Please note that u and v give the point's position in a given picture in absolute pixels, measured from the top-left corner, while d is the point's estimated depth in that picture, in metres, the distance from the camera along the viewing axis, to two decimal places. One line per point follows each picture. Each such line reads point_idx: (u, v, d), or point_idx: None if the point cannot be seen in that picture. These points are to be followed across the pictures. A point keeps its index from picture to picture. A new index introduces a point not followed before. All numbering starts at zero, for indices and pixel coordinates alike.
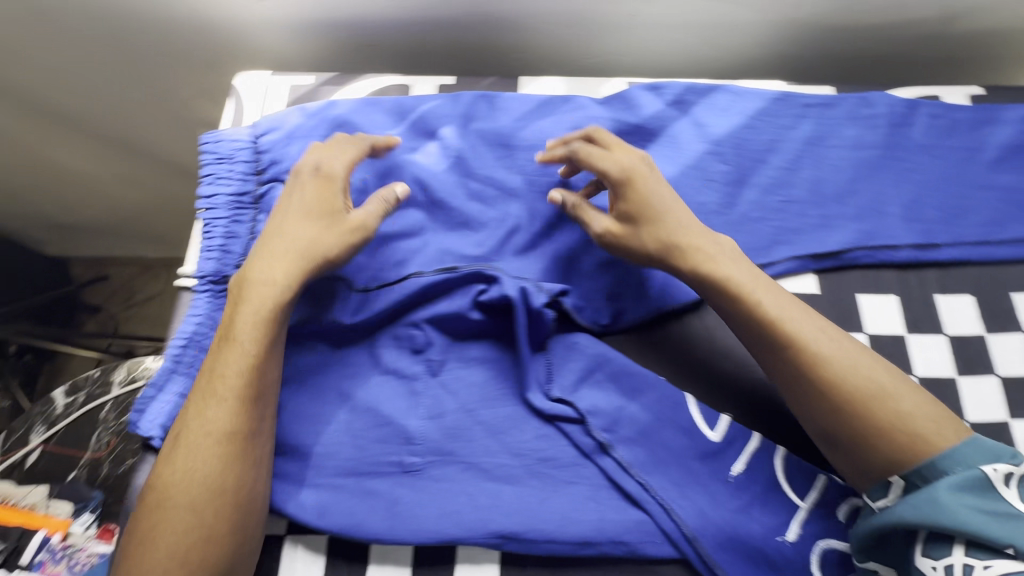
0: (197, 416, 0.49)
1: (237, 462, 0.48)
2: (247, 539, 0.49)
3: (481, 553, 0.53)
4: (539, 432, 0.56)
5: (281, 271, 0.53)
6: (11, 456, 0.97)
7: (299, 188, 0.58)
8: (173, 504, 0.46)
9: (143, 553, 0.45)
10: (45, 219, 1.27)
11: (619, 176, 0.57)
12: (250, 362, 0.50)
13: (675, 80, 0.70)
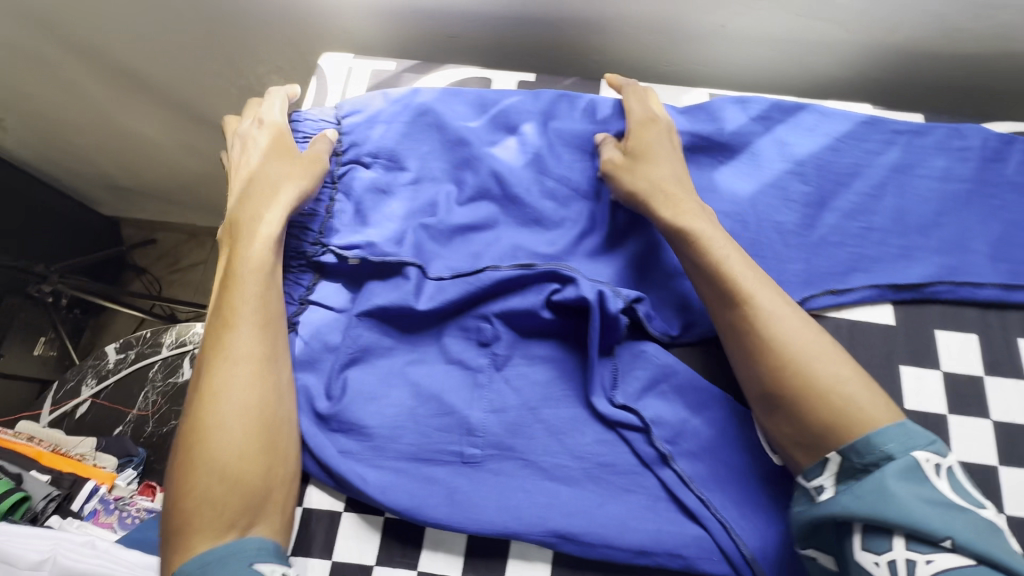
0: (215, 348, 0.52)
1: (257, 383, 0.51)
2: (280, 462, 0.51)
3: (535, 550, 0.53)
4: (600, 436, 0.56)
5: (268, 210, 0.59)
6: (62, 406, 1.01)
7: (249, 144, 0.64)
8: (206, 430, 0.49)
9: (185, 481, 0.47)
10: (103, 178, 1.30)
11: (642, 117, 0.64)
12: (256, 291, 0.55)
13: (761, 96, 0.69)
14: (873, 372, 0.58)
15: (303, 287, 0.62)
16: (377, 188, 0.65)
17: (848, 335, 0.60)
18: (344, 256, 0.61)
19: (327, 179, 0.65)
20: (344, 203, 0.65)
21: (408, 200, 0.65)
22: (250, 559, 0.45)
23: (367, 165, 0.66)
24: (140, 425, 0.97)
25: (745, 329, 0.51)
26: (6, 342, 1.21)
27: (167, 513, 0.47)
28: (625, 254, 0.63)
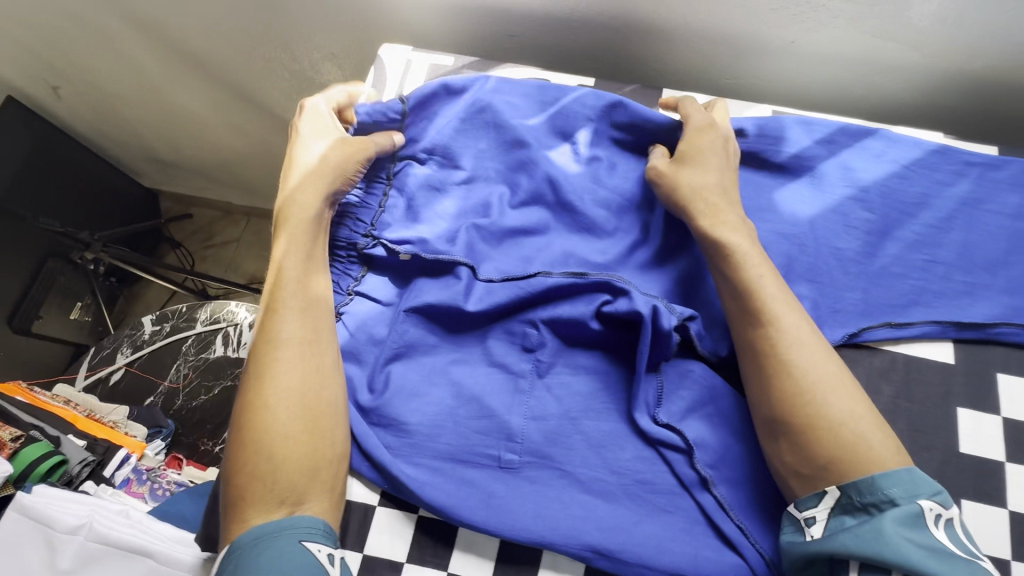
0: (263, 330, 0.54)
1: (301, 362, 0.52)
2: (327, 443, 0.51)
3: (566, 562, 0.52)
4: (639, 453, 0.55)
5: (310, 194, 0.59)
6: (98, 371, 1.03)
7: (291, 130, 0.65)
8: (255, 411, 0.50)
9: (238, 458, 0.49)
10: (148, 151, 1.32)
11: (699, 124, 0.61)
12: (299, 278, 0.56)
13: (827, 118, 0.66)
14: (927, 411, 0.56)
15: (352, 278, 0.64)
16: (431, 186, 0.65)
17: (904, 371, 0.58)
18: (395, 251, 0.62)
19: (383, 174, 0.66)
20: (397, 198, 0.65)
21: (460, 200, 0.65)
22: (301, 537, 0.46)
23: (421, 161, 0.67)
24: (170, 397, 0.99)
25: (763, 351, 0.49)
26: (46, 305, 1.22)
27: (225, 488, 0.49)
28: (677, 268, 0.61)
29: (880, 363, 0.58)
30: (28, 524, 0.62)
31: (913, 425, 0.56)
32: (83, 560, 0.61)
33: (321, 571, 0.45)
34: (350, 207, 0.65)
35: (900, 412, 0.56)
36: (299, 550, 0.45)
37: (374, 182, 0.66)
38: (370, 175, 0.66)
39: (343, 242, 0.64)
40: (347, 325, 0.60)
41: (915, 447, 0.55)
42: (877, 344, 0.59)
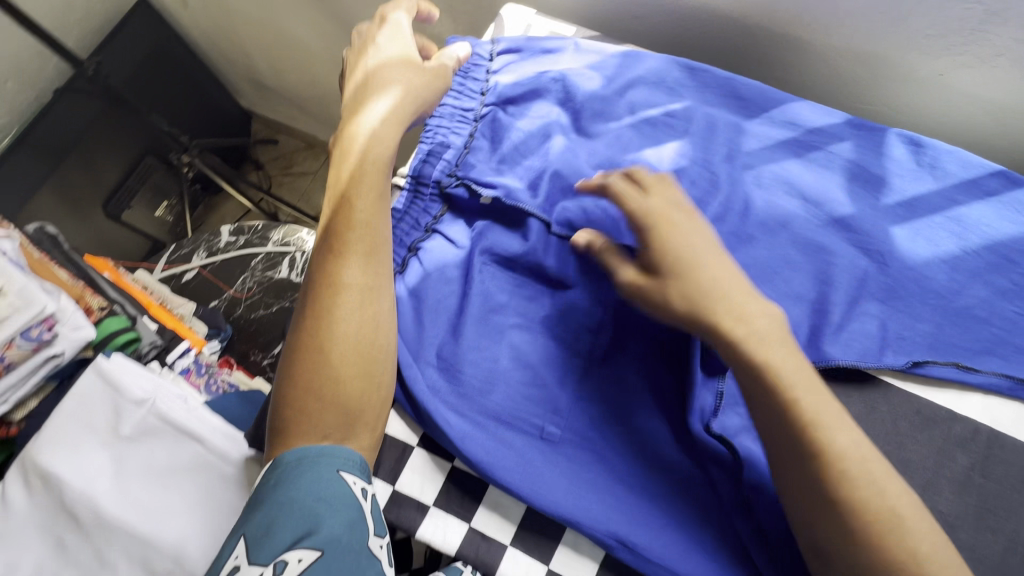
0: (325, 267, 0.53)
1: (360, 310, 0.52)
2: (374, 387, 0.52)
3: (586, 544, 0.53)
4: (682, 458, 0.53)
5: (388, 129, 0.57)
6: (175, 267, 1.10)
7: (368, 41, 0.62)
8: (310, 349, 0.51)
9: (289, 392, 0.51)
10: (251, 71, 1.37)
11: (642, 222, 0.51)
12: (368, 220, 0.55)
13: (951, 147, 0.61)
14: (1003, 492, 0.52)
15: (431, 216, 0.63)
16: (533, 135, 0.65)
17: (985, 445, 0.54)
18: (478, 194, 0.61)
19: (469, 116, 0.66)
20: (480, 141, 0.65)
21: (540, 144, 0.64)
22: (340, 466, 0.48)
23: (507, 113, 0.66)
24: (233, 305, 1.06)
25: (809, 462, 0.43)
26: (138, 197, 1.31)
27: (274, 413, 0.51)
28: (765, 279, 0.59)
29: (959, 431, 0.54)
30: (100, 385, 0.66)
31: (981, 501, 0.52)
32: (141, 430, 0.66)
33: (354, 505, 0.46)
34: (434, 143, 0.64)
35: (971, 486, 0.52)
36: (336, 479, 0.47)
37: (458, 122, 0.65)
38: (456, 115, 0.65)
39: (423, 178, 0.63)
40: (421, 263, 0.60)
41: (981, 525, 0.51)
42: (962, 409, 0.55)
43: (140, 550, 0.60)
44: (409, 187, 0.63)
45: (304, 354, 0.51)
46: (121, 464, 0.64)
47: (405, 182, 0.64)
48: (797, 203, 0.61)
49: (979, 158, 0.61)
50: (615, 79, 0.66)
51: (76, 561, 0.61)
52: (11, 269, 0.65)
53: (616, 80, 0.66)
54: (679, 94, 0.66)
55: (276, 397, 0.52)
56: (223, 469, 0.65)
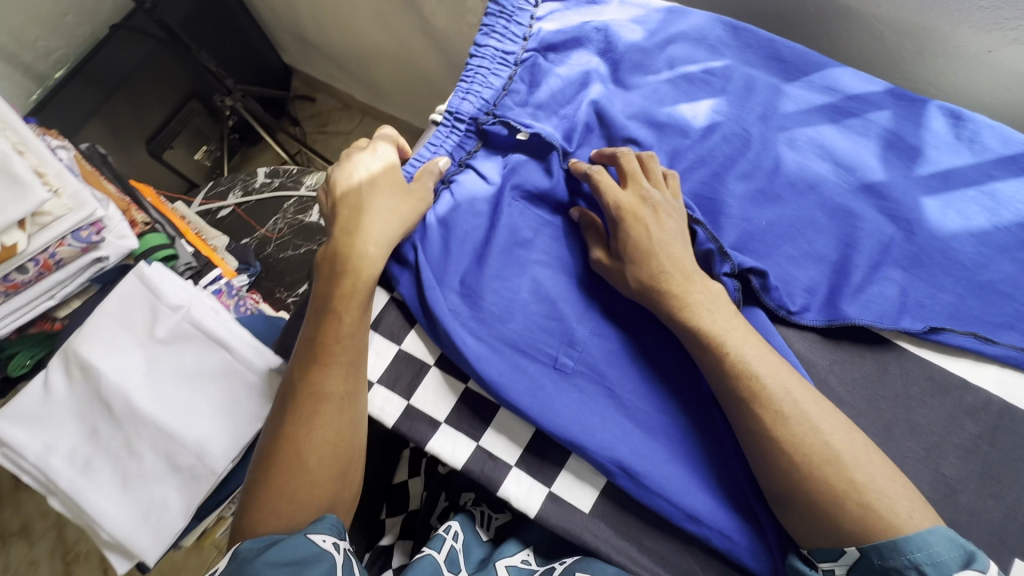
0: (308, 376, 0.54)
1: (338, 417, 0.54)
2: (346, 486, 0.55)
3: (588, 473, 0.55)
4: (691, 402, 0.54)
5: (376, 249, 0.56)
6: (212, 203, 1.14)
7: (355, 168, 0.60)
8: (288, 453, 0.53)
9: (264, 492, 0.52)
10: (295, 26, 1.40)
11: (614, 214, 0.56)
12: (353, 330, 0.55)
13: (989, 120, 0.61)
14: (1009, 462, 0.52)
15: (465, 151, 0.65)
16: (570, 82, 0.66)
17: (996, 415, 0.54)
18: (517, 131, 0.63)
19: (510, 59, 0.67)
20: (518, 84, 0.66)
21: (576, 90, 0.66)
22: (307, 531, 0.49)
23: (547, 59, 0.67)
24: (264, 244, 1.09)
25: (775, 418, 0.47)
26: (179, 138, 1.35)
27: (245, 505, 0.53)
28: (789, 238, 0.59)
29: (971, 400, 0.54)
30: (140, 289, 0.70)
31: (985, 470, 0.52)
32: (175, 334, 0.69)
33: (327, 555, 0.48)
34: (474, 82, 0.65)
35: (977, 454, 0.53)
36: (304, 540, 0.48)
37: (498, 64, 0.66)
38: (498, 56, 0.66)
39: (461, 115, 0.65)
40: (452, 195, 0.62)
41: (982, 491, 0.52)
42: (976, 380, 0.55)
43: (166, 444, 0.65)
44: (447, 121, 0.65)
45: (281, 457, 0.53)
46: (155, 363, 0.68)
47: (442, 117, 0.65)
48: (828, 167, 0.61)
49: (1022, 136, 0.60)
50: (656, 34, 0.67)
51: (106, 447, 0.66)
52: (67, 175, 0.67)
53: (657, 35, 0.67)
54: (718, 53, 0.66)
55: (248, 492, 0.54)
56: (248, 377, 0.68)
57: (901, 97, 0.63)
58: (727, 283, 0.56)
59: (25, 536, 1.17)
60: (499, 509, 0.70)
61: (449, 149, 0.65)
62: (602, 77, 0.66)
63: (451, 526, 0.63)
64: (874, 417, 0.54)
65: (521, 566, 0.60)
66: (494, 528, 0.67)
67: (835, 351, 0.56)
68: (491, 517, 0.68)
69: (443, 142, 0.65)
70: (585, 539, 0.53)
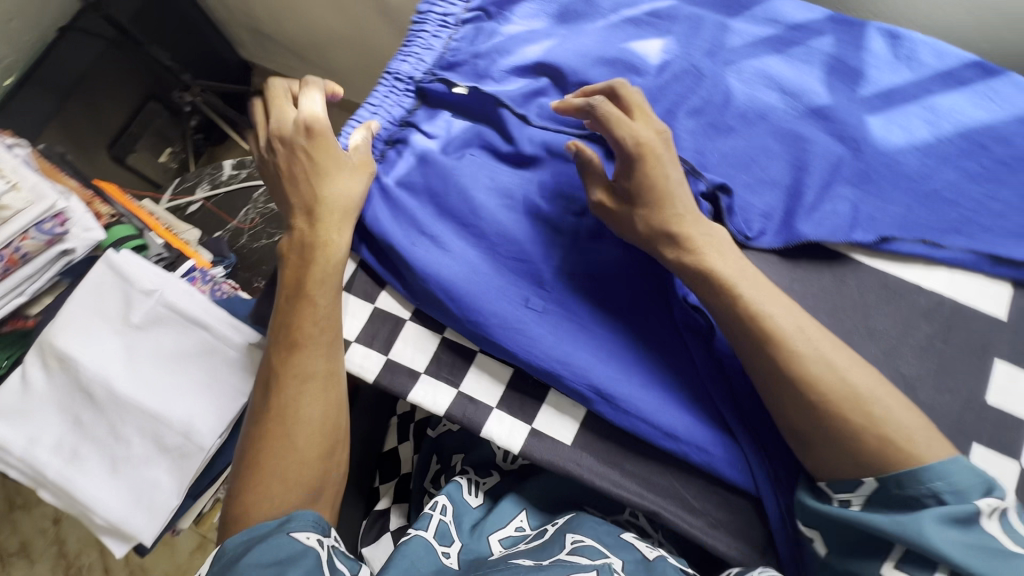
0: (288, 359, 0.55)
1: (322, 397, 0.54)
2: (335, 464, 0.56)
3: (568, 407, 0.57)
4: (659, 329, 0.56)
5: (341, 235, 0.57)
6: (179, 200, 1.13)
7: (295, 144, 0.59)
8: (275, 437, 0.53)
9: (253, 476, 0.52)
10: (250, 19, 1.38)
11: (629, 151, 0.53)
12: (329, 312, 0.56)
13: (920, 37, 0.65)
14: (961, 356, 0.55)
15: (403, 109, 0.65)
16: (518, 35, 0.67)
17: (948, 314, 0.56)
18: (453, 86, 0.64)
19: (450, 20, 0.68)
20: (460, 42, 0.67)
21: (526, 40, 0.66)
22: (290, 529, 0.49)
23: (492, 16, 0.68)
24: (236, 235, 1.08)
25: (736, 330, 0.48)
26: (141, 141, 1.33)
27: (233, 491, 0.53)
28: (744, 167, 0.61)
29: (924, 302, 0.57)
30: (111, 276, 0.70)
31: (941, 365, 0.55)
32: (150, 319, 0.69)
33: (311, 553, 0.47)
34: (414, 45, 0.67)
35: (932, 351, 0.55)
36: (287, 539, 0.48)
37: (439, 27, 0.67)
38: (439, 19, 0.67)
39: (401, 76, 0.66)
40: (414, 154, 0.63)
41: (940, 386, 0.54)
42: (928, 284, 0.57)
43: (152, 427, 0.66)
44: (386, 82, 0.66)
45: (268, 441, 0.53)
46: (133, 349, 0.68)
47: (383, 77, 0.66)
48: (776, 96, 0.63)
49: (955, 50, 0.63)
50: None
51: (92, 436, 0.66)
52: (23, 169, 0.68)
53: None
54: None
55: (236, 479, 0.54)
56: (228, 353, 0.68)
57: (841, 23, 0.65)
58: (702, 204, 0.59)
59: (24, 554, 1.17)
60: (486, 473, 0.69)
61: (386, 109, 0.65)
62: (551, 27, 0.67)
63: (438, 500, 0.61)
64: (835, 326, 0.56)
65: (514, 534, 0.60)
66: (484, 492, 0.66)
67: (795, 269, 0.58)
68: (480, 482, 0.67)
69: (379, 102, 0.65)
70: (569, 468, 0.54)
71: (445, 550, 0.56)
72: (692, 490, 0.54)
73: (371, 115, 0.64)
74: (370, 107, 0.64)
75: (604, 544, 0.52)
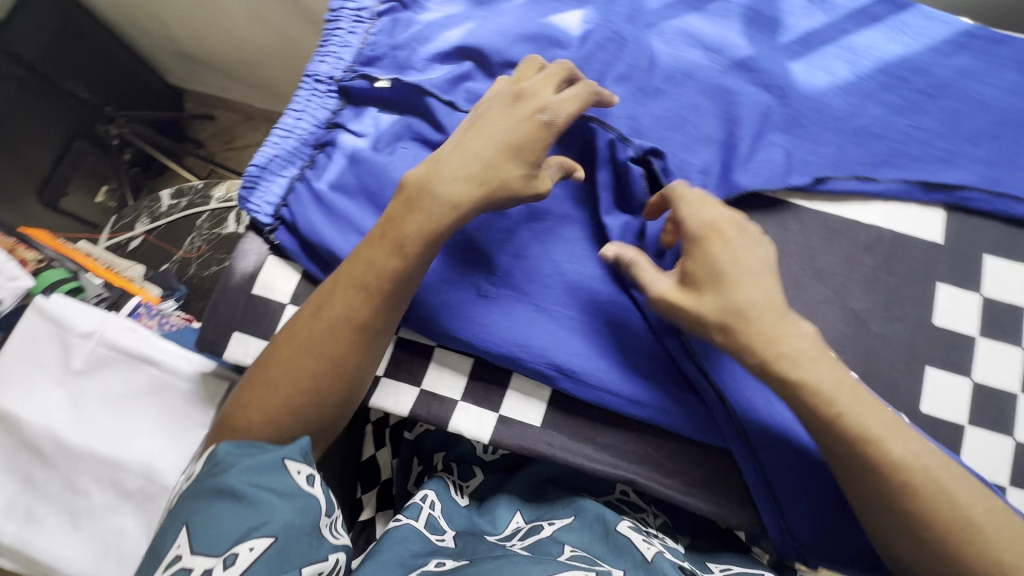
0: (345, 294, 0.50)
1: (364, 348, 0.51)
2: (343, 412, 0.53)
3: (533, 389, 0.56)
4: (613, 297, 0.56)
5: (454, 192, 0.50)
6: (119, 237, 1.08)
7: (513, 129, 0.50)
8: (302, 365, 0.49)
9: (265, 393, 0.49)
10: (170, 40, 1.32)
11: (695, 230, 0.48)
12: (411, 266, 0.50)
13: None
14: (906, 284, 0.57)
15: (329, 111, 0.64)
16: (437, 21, 0.65)
17: (889, 246, 0.58)
18: (376, 81, 0.62)
19: (365, 14, 0.66)
20: (378, 36, 0.65)
21: (446, 25, 0.65)
22: (285, 454, 0.45)
23: (408, 6, 0.67)
24: (184, 265, 1.04)
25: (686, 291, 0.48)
26: (75, 183, 1.26)
27: (237, 402, 0.50)
28: (677, 126, 0.61)
29: (866, 237, 0.58)
30: (44, 323, 0.66)
31: (889, 296, 0.56)
32: (92, 362, 0.65)
33: (304, 491, 0.44)
34: (330, 44, 0.65)
35: (878, 283, 0.57)
36: (281, 468, 0.44)
37: (354, 22, 0.66)
38: (354, 15, 0.66)
39: (321, 76, 0.64)
40: (344, 155, 0.61)
41: (889, 316, 0.56)
42: (867, 219, 0.59)
43: (110, 474, 0.63)
44: (307, 84, 0.64)
45: (294, 363, 0.50)
46: (78, 397, 0.65)
47: (303, 80, 0.64)
48: (700, 53, 0.63)
49: None
50: None
51: (47, 493, 0.63)
52: None
53: None
54: None
55: (247, 389, 0.50)
56: (181, 386, 0.65)
57: None
58: (632, 169, 0.57)
59: None
60: (468, 476, 0.66)
61: (310, 112, 0.63)
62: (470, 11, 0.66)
63: (427, 495, 0.58)
64: (784, 273, 0.57)
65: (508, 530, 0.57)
66: (470, 493, 0.64)
67: None
68: (463, 486, 0.64)
69: (303, 106, 0.63)
70: (540, 450, 0.54)
71: (439, 537, 0.53)
72: (663, 452, 0.54)
73: (295, 120, 0.63)
74: (293, 113, 0.63)
75: (594, 556, 0.49)
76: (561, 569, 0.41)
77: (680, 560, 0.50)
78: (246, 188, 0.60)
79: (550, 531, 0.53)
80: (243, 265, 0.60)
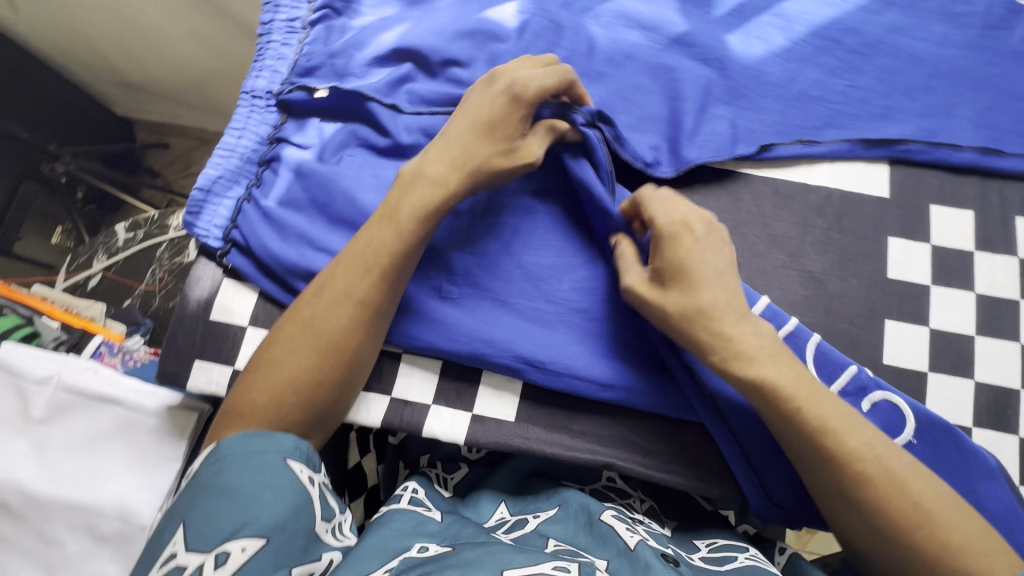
0: (347, 272, 0.49)
1: (369, 326, 0.50)
2: (348, 398, 0.51)
3: (506, 383, 0.56)
4: (576, 285, 0.56)
5: (444, 166, 0.50)
6: (76, 277, 1.05)
7: (491, 107, 0.51)
8: (307, 346, 0.48)
9: (268, 376, 0.48)
10: (109, 70, 1.27)
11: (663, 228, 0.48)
12: (412, 238, 0.50)
13: None
14: (858, 241, 0.58)
15: (270, 126, 0.63)
16: (371, 24, 0.64)
17: (839, 206, 0.59)
18: (314, 91, 0.61)
19: (298, 24, 0.66)
20: (313, 45, 0.64)
21: (382, 27, 0.64)
22: (284, 454, 0.44)
23: (340, 11, 0.66)
24: (147, 298, 1.02)
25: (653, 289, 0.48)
26: (26, 226, 1.22)
27: (239, 388, 0.48)
28: (623, 108, 0.61)
29: (816, 199, 0.59)
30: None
31: (843, 254, 0.57)
32: (52, 409, 0.63)
33: (303, 490, 0.43)
34: (265, 58, 0.64)
35: (832, 243, 0.57)
36: (282, 466, 0.43)
37: (287, 33, 0.65)
38: (285, 26, 0.65)
39: (258, 92, 0.64)
40: (289, 168, 0.60)
41: (845, 274, 0.57)
42: (815, 181, 0.60)
43: (83, 520, 0.61)
44: (245, 101, 0.64)
45: (299, 345, 0.49)
46: (42, 446, 0.63)
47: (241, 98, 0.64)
48: (637, 34, 0.63)
49: None
50: None
51: (19, 546, 0.61)
52: None
53: None
54: None
55: (250, 374, 0.49)
56: (148, 422, 0.63)
57: None
58: (587, 134, 0.55)
59: None
60: (453, 468, 0.65)
61: (251, 129, 0.63)
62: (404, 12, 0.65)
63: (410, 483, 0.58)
64: (740, 242, 0.57)
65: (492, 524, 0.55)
66: (453, 486, 0.63)
67: (692, 196, 0.59)
68: (447, 478, 0.64)
69: (243, 123, 0.63)
70: (517, 444, 0.54)
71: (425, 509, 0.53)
72: (642, 435, 0.54)
73: (236, 139, 0.62)
74: (233, 131, 0.62)
75: (579, 548, 0.48)
76: (543, 559, 0.40)
77: (665, 546, 0.49)
78: (192, 213, 0.59)
79: (535, 525, 0.52)
80: (198, 291, 0.59)
